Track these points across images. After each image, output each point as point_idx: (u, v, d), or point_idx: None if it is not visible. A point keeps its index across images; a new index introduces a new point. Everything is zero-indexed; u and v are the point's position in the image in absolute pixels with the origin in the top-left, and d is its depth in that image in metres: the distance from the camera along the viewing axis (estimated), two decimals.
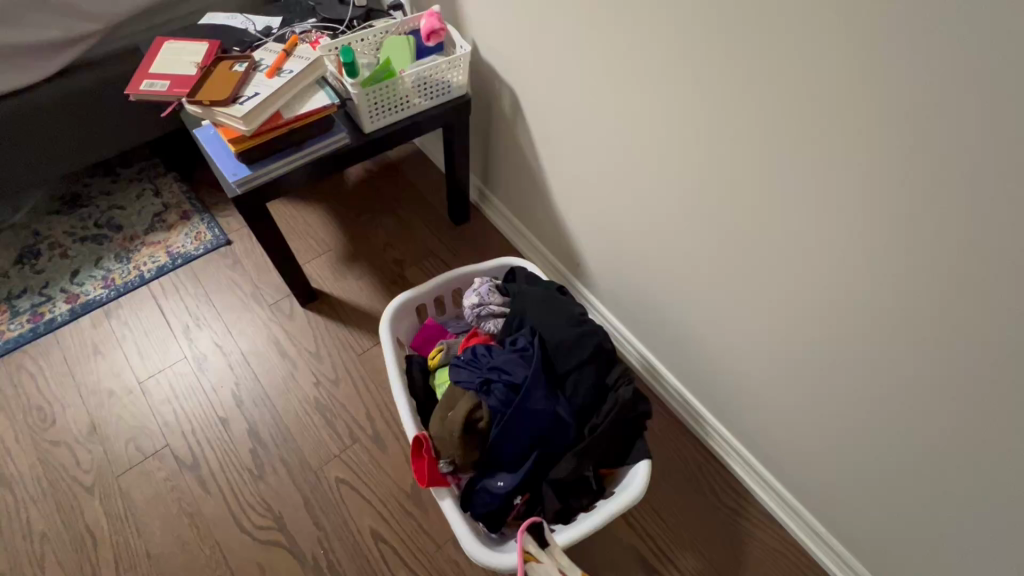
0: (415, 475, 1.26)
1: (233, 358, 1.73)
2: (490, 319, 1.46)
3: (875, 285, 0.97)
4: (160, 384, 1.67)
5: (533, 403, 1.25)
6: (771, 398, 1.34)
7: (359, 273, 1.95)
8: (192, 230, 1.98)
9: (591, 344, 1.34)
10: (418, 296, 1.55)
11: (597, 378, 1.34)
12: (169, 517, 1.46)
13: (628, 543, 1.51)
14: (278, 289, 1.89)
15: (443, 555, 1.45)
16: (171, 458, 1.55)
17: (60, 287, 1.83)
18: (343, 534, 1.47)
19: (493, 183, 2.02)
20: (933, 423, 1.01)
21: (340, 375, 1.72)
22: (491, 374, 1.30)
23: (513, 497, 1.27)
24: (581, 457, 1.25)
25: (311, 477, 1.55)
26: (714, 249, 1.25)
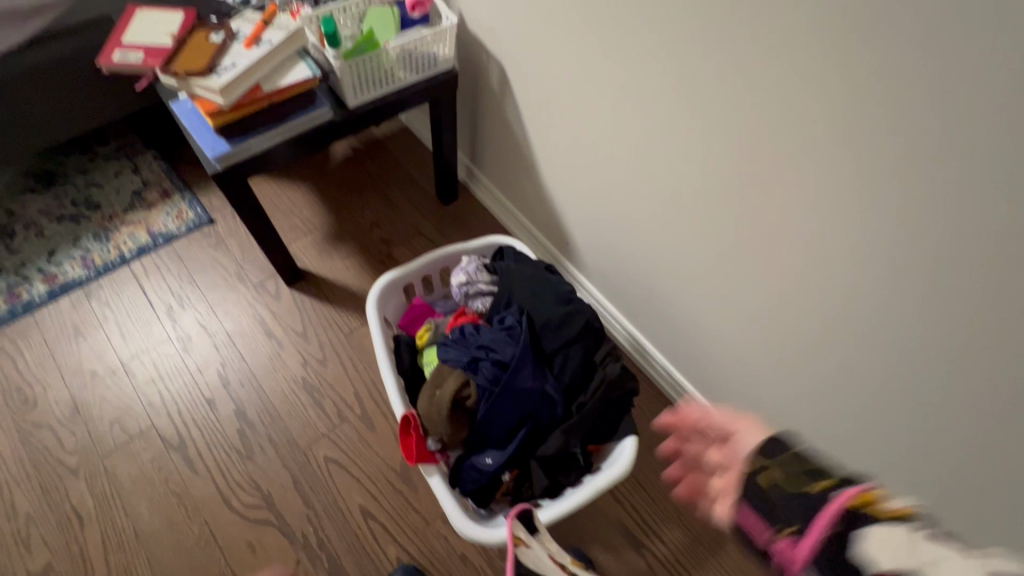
0: (403, 453, 1.26)
1: (218, 339, 1.71)
2: (477, 297, 1.45)
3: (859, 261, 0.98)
4: (144, 366, 1.65)
5: (521, 381, 1.25)
6: (756, 375, 1.36)
7: (345, 252, 1.93)
8: (173, 209, 1.93)
9: (579, 322, 1.35)
10: (405, 275, 1.53)
11: (586, 356, 1.34)
12: (156, 497, 1.46)
13: (615, 517, 1.54)
14: (264, 269, 1.86)
15: (432, 531, 1.47)
16: (157, 439, 1.54)
17: (37, 267, 1.78)
18: (333, 512, 1.48)
19: (481, 161, 1.99)
20: (912, 396, 1.03)
21: (327, 355, 1.71)
22: (479, 352, 1.30)
23: (501, 473, 1.28)
24: (569, 434, 1.26)
25: (299, 456, 1.55)
26: (702, 227, 1.25)
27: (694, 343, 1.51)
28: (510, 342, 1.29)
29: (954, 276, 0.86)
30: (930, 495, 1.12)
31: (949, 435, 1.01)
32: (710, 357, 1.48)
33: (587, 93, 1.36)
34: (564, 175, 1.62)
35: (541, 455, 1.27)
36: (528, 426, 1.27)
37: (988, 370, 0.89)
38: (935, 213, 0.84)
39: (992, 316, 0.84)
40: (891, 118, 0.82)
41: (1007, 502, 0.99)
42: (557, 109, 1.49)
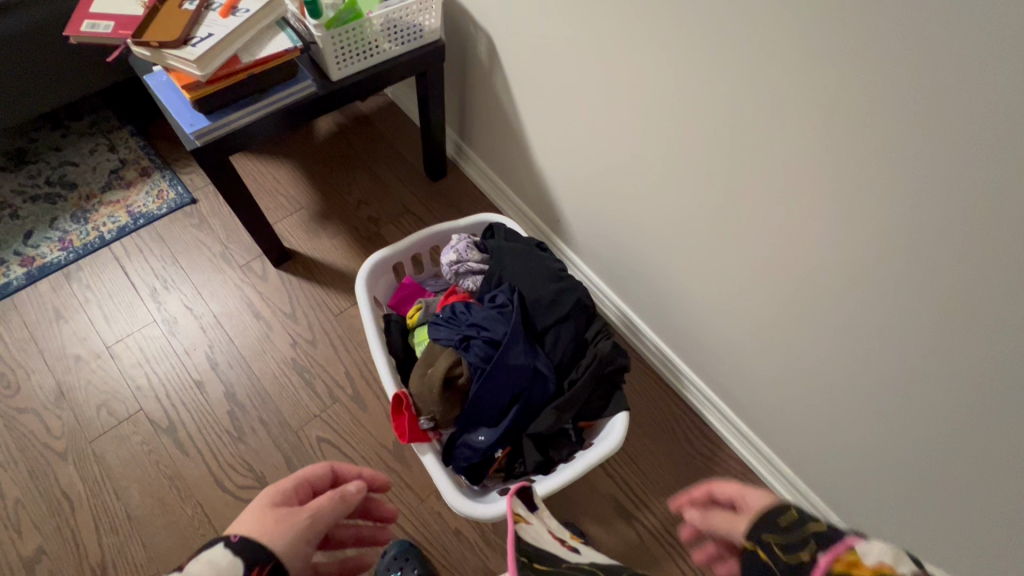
0: (395, 431, 1.25)
1: (206, 321, 1.69)
2: (468, 276, 1.42)
3: (849, 235, 0.98)
4: (130, 348, 1.62)
5: (513, 359, 1.25)
6: (746, 349, 1.38)
7: (333, 231, 1.90)
8: (153, 188, 1.88)
9: (571, 300, 1.34)
10: (394, 254, 1.51)
11: (578, 334, 1.34)
12: (148, 480, 1.45)
13: (606, 491, 1.57)
14: (249, 249, 1.83)
15: (426, 508, 1.49)
16: (146, 422, 1.53)
17: (13, 249, 1.73)
18: None
19: (470, 137, 1.96)
20: (899, 367, 1.05)
21: (317, 336, 1.70)
22: (470, 331, 1.28)
23: (493, 451, 1.29)
24: (561, 410, 1.27)
25: (292, 437, 1.54)
26: (695, 202, 1.24)
27: (685, 318, 1.51)
28: (502, 321, 1.28)
29: (944, 248, 0.86)
30: (912, 463, 1.15)
31: (932, 405, 1.04)
32: (701, 332, 1.49)
33: (578, 65, 1.33)
34: (556, 150, 1.59)
35: (534, 431, 1.28)
36: (521, 404, 1.27)
37: (973, 340, 0.91)
38: (927, 184, 0.84)
39: (979, 286, 0.85)
40: (887, 85, 0.81)
41: (986, 469, 1.02)
42: (547, 83, 1.46)
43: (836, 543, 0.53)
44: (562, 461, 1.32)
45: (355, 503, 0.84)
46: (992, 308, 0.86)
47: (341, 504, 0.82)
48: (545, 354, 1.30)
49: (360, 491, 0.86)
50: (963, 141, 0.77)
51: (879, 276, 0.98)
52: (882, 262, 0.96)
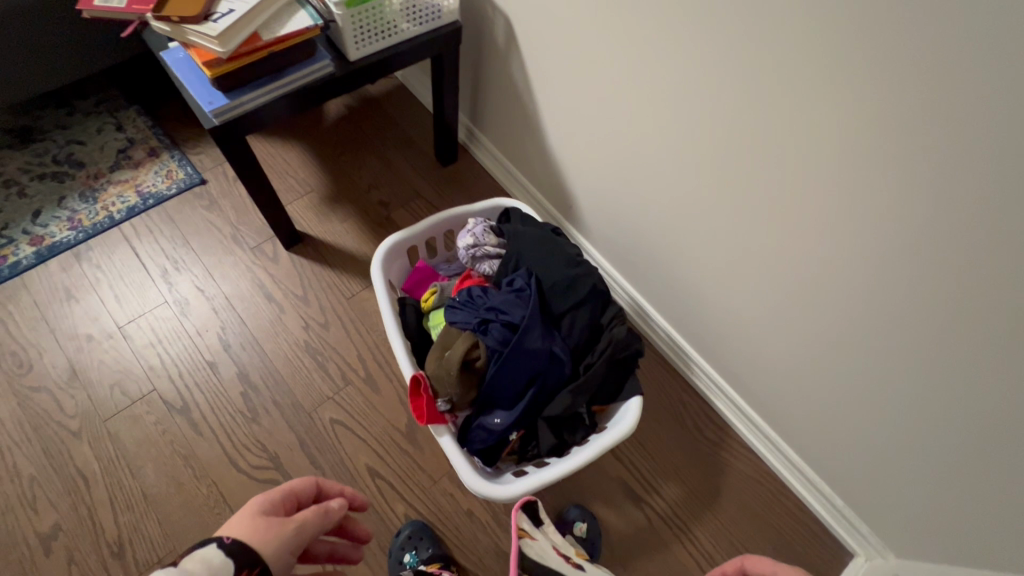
0: (413, 413, 1.26)
1: (217, 303, 1.68)
2: (485, 260, 1.42)
3: (870, 227, 0.98)
4: (141, 329, 1.62)
5: (530, 343, 1.25)
6: (757, 338, 1.39)
7: (344, 215, 1.89)
8: (162, 168, 1.86)
9: (586, 286, 1.35)
10: (409, 237, 1.50)
11: (593, 319, 1.35)
12: (163, 459, 1.46)
13: (616, 475, 1.59)
14: (260, 231, 1.82)
15: (439, 489, 1.50)
16: (159, 401, 1.53)
17: (22, 228, 1.71)
18: (340, 471, 1.50)
19: (482, 122, 1.95)
20: (912, 359, 1.06)
21: (329, 319, 1.70)
22: (488, 314, 1.29)
23: (508, 433, 1.31)
24: (576, 394, 1.28)
25: (305, 418, 1.55)
26: (712, 190, 1.24)
27: (697, 307, 1.52)
28: (520, 305, 1.28)
29: (964, 243, 0.86)
30: (919, 453, 1.17)
31: (942, 395, 1.05)
32: (713, 320, 1.49)
33: (596, 48, 1.31)
34: (571, 135, 1.58)
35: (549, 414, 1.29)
36: (537, 387, 1.28)
37: (990, 335, 0.91)
38: (955, 179, 0.82)
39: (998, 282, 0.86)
40: (921, 76, 0.79)
41: (992, 458, 1.04)
42: (564, 67, 1.45)
43: None
44: (575, 444, 1.34)
45: (337, 518, 0.83)
46: (1006, 300, 0.86)
47: (324, 519, 0.81)
48: (561, 338, 1.31)
49: (341, 507, 0.85)
50: (996, 133, 0.75)
51: (898, 269, 0.97)
52: (901, 256, 0.96)
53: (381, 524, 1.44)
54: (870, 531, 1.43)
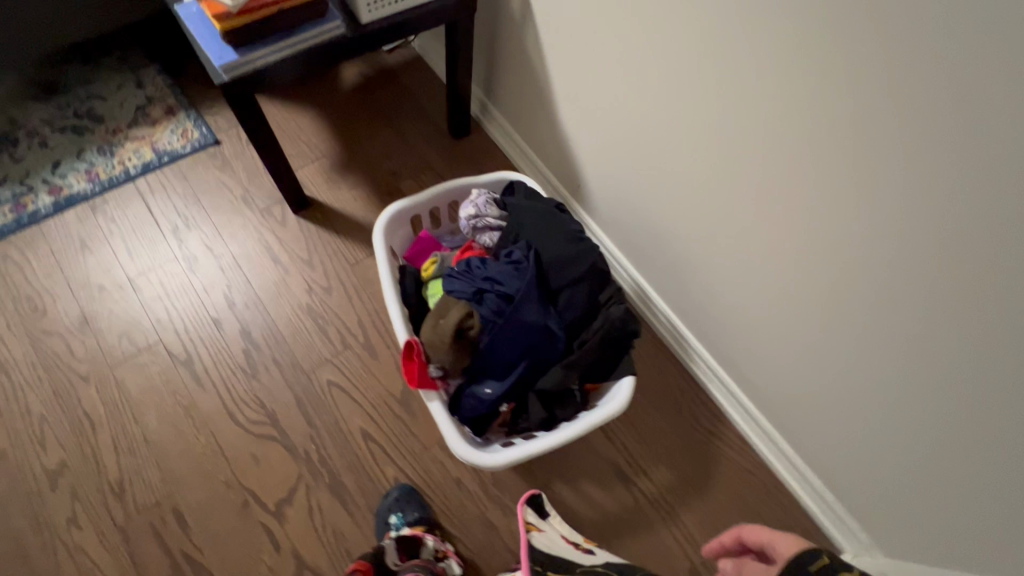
0: (404, 378, 1.28)
1: (225, 262, 1.72)
2: (485, 232, 1.41)
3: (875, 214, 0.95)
4: (151, 282, 1.66)
5: (525, 315, 1.25)
6: (755, 327, 1.36)
7: (353, 182, 1.90)
8: (178, 127, 1.89)
9: (586, 263, 1.34)
10: (412, 205, 1.50)
11: (592, 296, 1.34)
12: (165, 408, 1.51)
13: (606, 455, 1.59)
14: (270, 194, 1.84)
15: (429, 456, 1.53)
16: (165, 353, 1.57)
17: (42, 178, 1.76)
18: (334, 432, 1.53)
19: (496, 96, 1.93)
20: (909, 355, 1.03)
21: (332, 284, 1.72)
22: (484, 284, 1.29)
23: (499, 404, 1.31)
24: (569, 369, 1.28)
25: (303, 379, 1.59)
26: (717, 172, 1.21)
27: (698, 292, 1.50)
28: (517, 278, 1.28)
29: (971, 233, 0.83)
30: (912, 453, 1.14)
31: (939, 392, 1.02)
32: (714, 306, 1.47)
33: (610, 21, 1.28)
34: (581, 111, 1.56)
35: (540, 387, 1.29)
36: (529, 360, 1.29)
37: (992, 334, 0.88)
38: (966, 167, 0.79)
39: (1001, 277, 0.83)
40: (939, 52, 0.75)
41: (986, 460, 1.01)
42: (577, 40, 1.42)
43: None
44: (565, 419, 1.35)
45: None
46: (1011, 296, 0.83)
47: None
48: (556, 313, 1.30)
49: None
50: (1014, 114, 0.71)
51: (905, 260, 0.94)
52: (903, 245, 0.93)
53: (371, 486, 1.47)
54: (860, 529, 1.41)
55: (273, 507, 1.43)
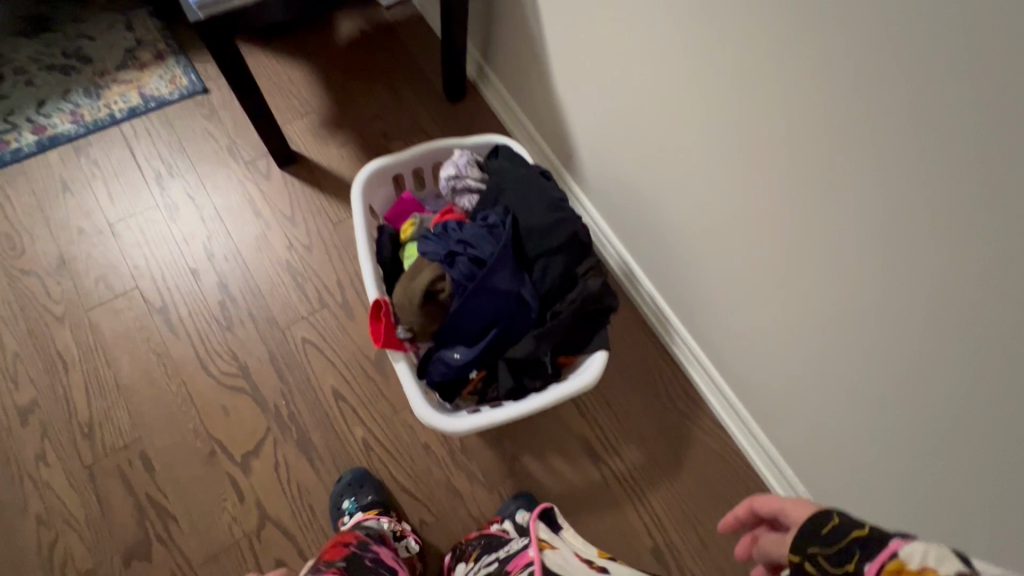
0: (371, 337, 1.25)
1: (206, 213, 1.70)
2: (465, 195, 1.38)
3: (860, 194, 0.88)
4: (131, 228, 1.64)
5: (497, 281, 1.23)
6: (734, 313, 1.31)
7: (342, 140, 1.86)
8: (167, 73, 1.85)
9: (565, 232, 1.30)
10: (394, 165, 1.47)
11: (569, 267, 1.30)
12: (138, 353, 1.51)
13: (577, 431, 1.58)
14: (256, 147, 1.80)
15: (399, 420, 1.52)
16: (141, 299, 1.57)
17: (26, 116, 1.73)
18: (305, 389, 1.52)
19: (493, 58, 1.86)
20: (886, 347, 0.98)
21: (313, 242, 1.70)
22: (457, 247, 1.26)
23: (467, 370, 1.30)
24: (540, 340, 1.26)
25: (278, 335, 1.58)
26: (707, 144, 1.13)
27: (681, 273, 1.45)
28: (491, 242, 1.25)
29: (959, 213, 0.76)
30: (880, 450, 1.09)
31: (910, 387, 0.96)
32: (695, 290, 1.42)
33: None
34: (574, 75, 1.49)
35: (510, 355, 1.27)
36: (500, 328, 1.27)
37: (973, 325, 0.81)
38: (958, 138, 0.73)
39: (984, 265, 0.76)
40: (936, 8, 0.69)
41: (953, 461, 0.95)
42: None
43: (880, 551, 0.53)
44: (533, 389, 1.32)
45: None
46: (997, 283, 0.76)
47: None
48: (530, 281, 1.27)
49: None
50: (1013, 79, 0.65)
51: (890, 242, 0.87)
52: (885, 229, 0.87)
53: (338, 444, 1.47)
54: None
55: (239, 458, 1.43)
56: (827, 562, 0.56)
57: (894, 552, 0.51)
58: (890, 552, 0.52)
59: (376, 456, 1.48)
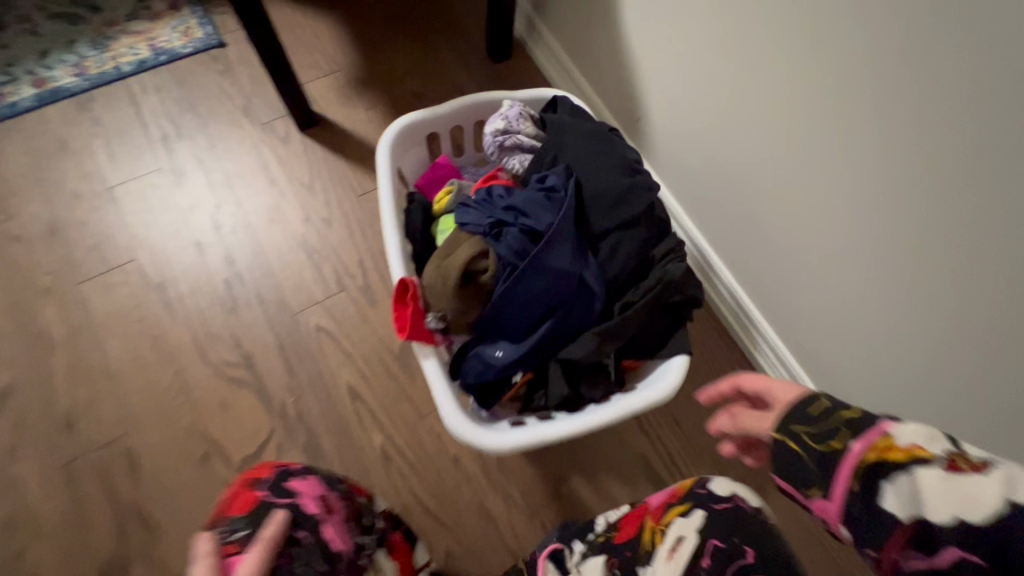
0: (393, 326, 0.99)
1: (216, 180, 1.49)
2: (514, 154, 1.09)
3: (897, 154, 0.81)
4: (131, 193, 1.45)
5: (554, 261, 0.96)
6: (852, 317, 1.01)
7: (369, 102, 1.63)
8: (180, 25, 1.65)
9: (642, 204, 1.02)
10: (428, 122, 1.22)
11: (643, 249, 1.02)
12: (130, 335, 1.31)
13: (637, 451, 1.29)
14: (274, 108, 1.59)
15: (424, 426, 1.28)
16: (137, 274, 1.37)
17: (26, 68, 1.56)
18: (317, 385, 1.30)
19: (546, 9, 1.59)
20: (924, 322, 0.89)
21: (333, 215, 1.47)
22: (505, 216, 0.99)
23: (511, 372, 1.04)
24: (606, 338, 0.99)
25: (288, 320, 1.36)
26: (743, 101, 1.02)
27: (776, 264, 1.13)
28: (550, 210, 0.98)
29: None
30: None
31: None
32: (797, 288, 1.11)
33: None
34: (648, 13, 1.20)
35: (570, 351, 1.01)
36: (554, 321, 1.00)
37: None
38: None
39: None
40: None
41: None
42: None
43: (868, 431, 0.52)
44: (592, 400, 1.06)
45: None
46: None
47: None
48: (596, 264, 1.00)
49: None
50: None
51: None
52: None
53: (351, 451, 1.24)
54: None
55: (238, 463, 1.21)
56: (811, 441, 0.55)
57: (886, 434, 0.50)
58: (880, 435, 0.50)
59: (396, 468, 1.24)
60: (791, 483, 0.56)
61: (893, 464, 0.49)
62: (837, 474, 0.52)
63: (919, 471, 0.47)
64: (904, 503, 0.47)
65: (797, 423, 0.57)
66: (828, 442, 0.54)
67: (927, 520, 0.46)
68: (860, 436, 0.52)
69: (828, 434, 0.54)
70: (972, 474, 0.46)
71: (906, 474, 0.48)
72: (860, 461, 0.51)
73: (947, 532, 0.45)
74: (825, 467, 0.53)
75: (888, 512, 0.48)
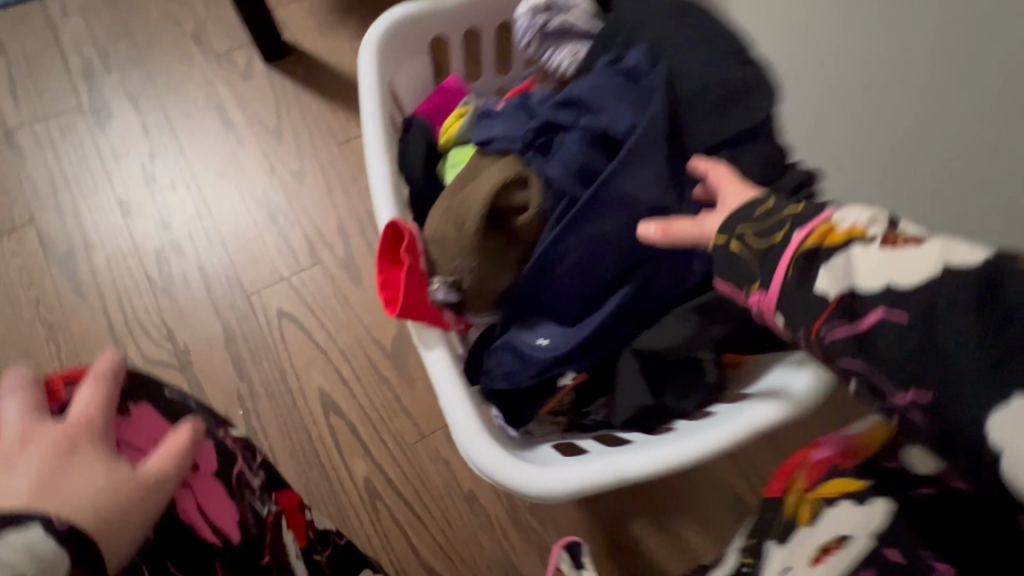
0: (379, 294, 0.62)
1: (152, 123, 1.13)
2: (562, 44, 0.73)
3: None
4: (38, 138, 1.10)
5: (634, 185, 0.60)
6: None
7: (357, 28, 1.26)
8: None
9: (762, 114, 0.66)
10: (428, 17, 0.84)
11: (764, 182, 0.65)
12: (23, 323, 0.96)
13: (729, 486, 0.91)
14: (233, 32, 1.23)
15: (425, 449, 0.92)
16: (39, 241, 1.02)
17: None
18: (276, 392, 0.94)
19: None
20: None
21: (307, 168, 1.11)
22: (560, 115, 0.65)
23: (560, 373, 0.68)
24: (711, 315, 0.65)
25: (240, 304, 1.00)
26: None
27: None
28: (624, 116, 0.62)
29: None
30: None
31: None
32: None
33: None
34: None
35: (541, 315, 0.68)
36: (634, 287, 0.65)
37: None
38: None
39: None
40: None
41: None
42: None
43: (810, 217, 0.44)
44: (681, 415, 0.70)
45: None
46: None
47: None
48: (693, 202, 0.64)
49: None
50: None
51: None
52: None
53: (326, 485, 0.90)
54: None
55: None
56: (754, 237, 0.45)
57: (824, 217, 0.43)
58: (823, 222, 0.43)
59: (388, 509, 0.89)
60: (727, 278, 0.48)
61: (833, 245, 0.41)
62: (768, 268, 0.44)
63: (858, 248, 0.41)
64: (831, 290, 0.41)
65: (745, 221, 0.47)
66: (764, 237, 0.45)
67: (854, 295, 0.40)
68: (797, 227, 0.43)
69: (772, 229, 0.45)
70: (904, 250, 0.39)
71: (841, 254, 0.41)
72: (793, 253, 0.43)
73: (870, 298, 0.39)
74: (774, 263, 0.44)
75: (815, 297, 0.41)
